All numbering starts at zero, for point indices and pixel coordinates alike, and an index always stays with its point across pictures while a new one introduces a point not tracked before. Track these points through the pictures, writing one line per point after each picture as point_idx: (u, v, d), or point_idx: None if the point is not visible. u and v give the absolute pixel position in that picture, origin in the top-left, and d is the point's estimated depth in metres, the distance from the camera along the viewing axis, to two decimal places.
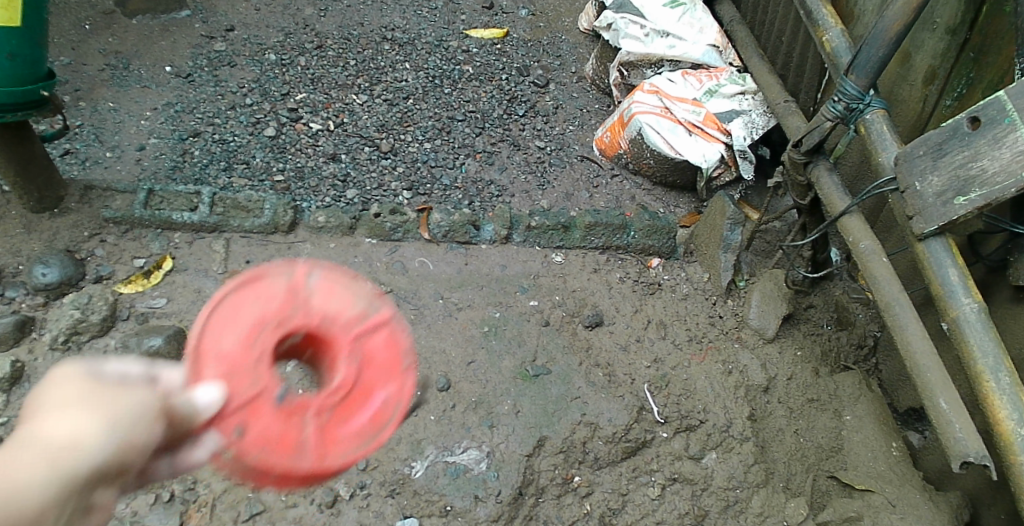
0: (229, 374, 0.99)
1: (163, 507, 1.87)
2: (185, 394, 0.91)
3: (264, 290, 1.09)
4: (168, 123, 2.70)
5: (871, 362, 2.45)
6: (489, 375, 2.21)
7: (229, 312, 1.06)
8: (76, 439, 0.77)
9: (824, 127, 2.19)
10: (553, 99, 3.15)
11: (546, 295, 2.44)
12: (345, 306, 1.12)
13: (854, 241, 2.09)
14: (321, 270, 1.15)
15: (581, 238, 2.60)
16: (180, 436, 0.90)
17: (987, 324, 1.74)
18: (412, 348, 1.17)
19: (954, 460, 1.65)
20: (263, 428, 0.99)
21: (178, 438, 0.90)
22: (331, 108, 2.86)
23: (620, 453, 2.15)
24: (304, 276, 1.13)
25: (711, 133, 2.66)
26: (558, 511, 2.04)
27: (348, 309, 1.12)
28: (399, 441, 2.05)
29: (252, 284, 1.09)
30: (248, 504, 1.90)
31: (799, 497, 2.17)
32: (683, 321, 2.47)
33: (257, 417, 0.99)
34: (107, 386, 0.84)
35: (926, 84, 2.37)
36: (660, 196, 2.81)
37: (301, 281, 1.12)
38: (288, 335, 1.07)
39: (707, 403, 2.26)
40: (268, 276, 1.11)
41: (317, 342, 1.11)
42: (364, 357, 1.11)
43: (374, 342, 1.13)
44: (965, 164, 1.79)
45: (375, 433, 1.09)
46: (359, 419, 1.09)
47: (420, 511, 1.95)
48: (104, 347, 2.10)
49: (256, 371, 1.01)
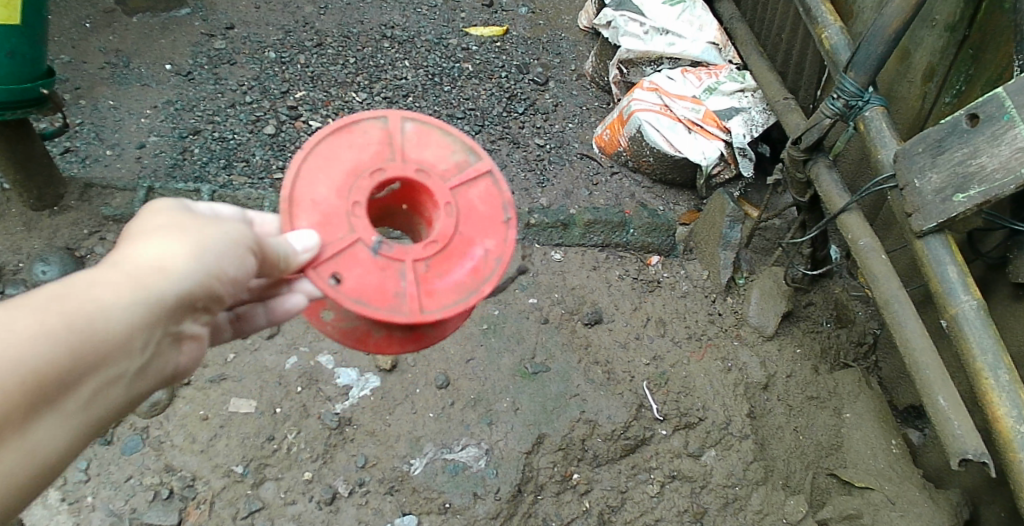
0: (331, 220, 1.19)
1: (162, 504, 1.88)
2: (284, 236, 1.14)
3: (361, 140, 1.25)
4: (168, 121, 2.70)
5: (871, 359, 2.45)
6: (488, 373, 2.21)
7: (328, 157, 1.22)
8: (161, 263, 0.93)
9: (824, 124, 2.19)
10: (552, 97, 3.14)
11: (545, 293, 2.44)
12: (438, 158, 1.28)
13: (854, 239, 2.09)
14: (415, 120, 1.29)
15: (580, 236, 2.59)
16: (276, 270, 1.13)
17: (986, 321, 1.74)
18: (510, 200, 1.31)
19: (953, 457, 1.65)
20: (360, 276, 1.18)
21: (275, 272, 1.14)
22: (330, 106, 2.86)
23: (619, 451, 2.15)
24: (398, 127, 1.27)
25: (710, 131, 2.66)
26: (557, 508, 2.04)
27: (444, 161, 1.28)
28: (398, 439, 2.05)
29: (349, 132, 1.25)
30: (247, 501, 1.91)
31: (798, 494, 2.17)
32: (682, 318, 2.47)
33: (359, 257, 1.19)
34: (194, 221, 1.03)
35: (926, 82, 2.37)
36: (660, 194, 2.81)
37: (396, 131, 1.27)
38: (385, 184, 1.24)
39: (706, 400, 2.26)
40: (365, 127, 1.26)
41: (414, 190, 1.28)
42: (459, 209, 1.26)
43: (471, 193, 1.28)
44: (964, 161, 1.78)
45: (472, 283, 1.24)
46: (458, 271, 1.24)
47: (418, 508, 1.96)
48: None
49: (351, 221, 1.19)
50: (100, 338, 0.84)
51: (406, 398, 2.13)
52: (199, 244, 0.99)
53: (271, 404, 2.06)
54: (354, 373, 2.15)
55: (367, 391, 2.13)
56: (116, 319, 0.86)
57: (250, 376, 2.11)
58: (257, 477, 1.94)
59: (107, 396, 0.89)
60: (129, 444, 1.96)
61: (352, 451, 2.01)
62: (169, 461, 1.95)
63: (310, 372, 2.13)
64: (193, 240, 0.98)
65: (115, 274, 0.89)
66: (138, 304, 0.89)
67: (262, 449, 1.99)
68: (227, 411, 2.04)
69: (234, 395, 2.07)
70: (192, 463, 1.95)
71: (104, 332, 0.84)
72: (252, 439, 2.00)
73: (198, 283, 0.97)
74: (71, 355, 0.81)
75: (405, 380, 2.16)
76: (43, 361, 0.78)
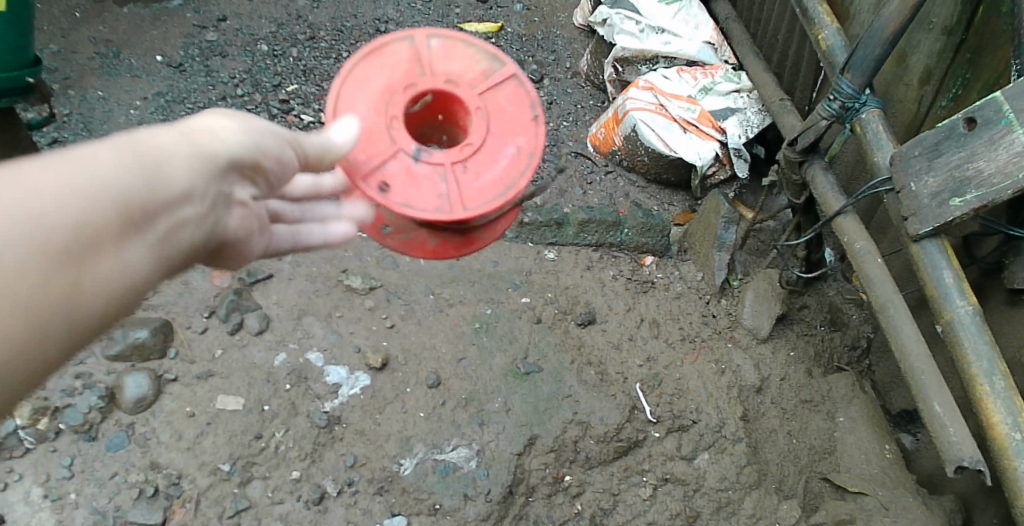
0: (369, 133, 1.14)
1: (147, 502, 1.84)
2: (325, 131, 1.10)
3: (391, 56, 1.21)
4: (158, 113, 2.66)
5: (864, 363, 2.44)
6: (480, 373, 2.18)
7: (361, 78, 1.18)
8: (215, 131, 0.89)
9: (820, 126, 2.17)
10: (547, 94, 3.12)
11: (538, 292, 2.42)
12: (467, 68, 1.23)
13: (850, 242, 2.07)
14: (439, 35, 1.25)
15: (574, 235, 2.57)
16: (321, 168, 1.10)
17: (982, 326, 1.72)
18: (538, 101, 1.25)
19: (948, 464, 1.64)
20: (407, 183, 1.14)
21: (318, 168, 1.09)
22: (323, 100, 2.83)
23: (612, 453, 2.12)
24: (425, 42, 1.23)
25: (706, 131, 2.65)
26: (549, 510, 2.03)
27: (470, 70, 1.23)
28: (387, 439, 2.02)
29: (377, 54, 1.21)
30: (233, 500, 1.88)
31: (792, 499, 2.15)
32: (676, 319, 2.45)
33: (402, 168, 1.14)
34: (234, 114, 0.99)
35: (922, 86, 2.35)
36: (655, 194, 2.79)
37: (423, 45, 1.23)
38: (417, 97, 1.20)
39: (699, 402, 2.24)
40: (392, 45, 1.22)
41: (445, 102, 1.23)
42: (490, 112, 1.22)
43: (499, 97, 1.23)
44: (961, 164, 1.77)
45: (510, 182, 1.18)
46: (495, 171, 1.19)
47: (408, 509, 1.93)
48: None
49: (391, 134, 1.15)
50: (170, 182, 0.80)
51: (396, 397, 2.10)
52: (234, 118, 0.93)
53: (259, 401, 2.03)
54: (344, 371, 2.12)
55: (357, 389, 2.10)
56: (179, 167, 0.81)
57: (238, 373, 2.07)
58: (244, 476, 1.91)
59: (175, 255, 0.83)
60: (115, 441, 1.92)
61: (341, 450, 1.99)
62: (155, 458, 1.91)
63: (299, 370, 2.10)
64: (238, 119, 0.94)
65: (154, 135, 0.82)
66: (196, 156, 0.84)
67: (249, 447, 1.95)
68: (214, 408, 2.00)
69: (221, 393, 2.03)
70: (178, 461, 1.91)
71: (173, 177, 0.80)
72: (239, 436, 1.97)
73: (254, 153, 0.93)
74: (146, 191, 0.76)
75: (395, 379, 2.13)
76: (114, 196, 0.72)
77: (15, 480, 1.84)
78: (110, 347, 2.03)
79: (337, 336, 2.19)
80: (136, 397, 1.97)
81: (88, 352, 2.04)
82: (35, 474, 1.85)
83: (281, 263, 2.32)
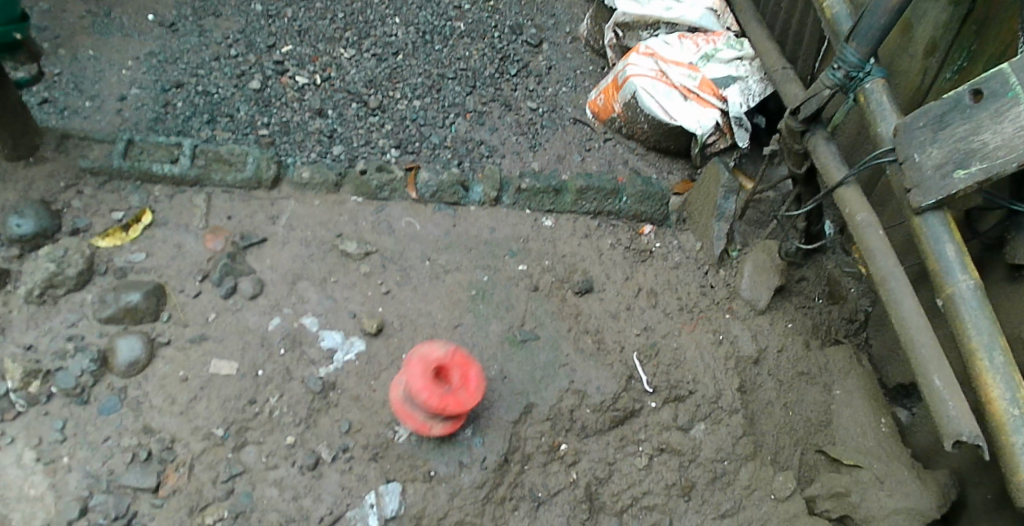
0: None
1: (140, 465, 1.83)
2: None
3: None
4: (150, 73, 2.61)
5: (861, 336, 2.41)
6: (476, 339, 2.16)
7: None
8: None
9: (823, 94, 2.14)
10: (546, 59, 3.06)
11: (535, 260, 2.39)
12: None
13: (851, 214, 2.04)
14: None
15: (572, 203, 2.54)
16: None
17: (983, 301, 1.70)
18: None
19: (947, 439, 1.61)
20: None
21: None
22: (318, 61, 2.78)
23: (608, 422, 2.11)
24: None
25: (706, 99, 2.61)
26: (544, 478, 2.02)
27: None
28: (382, 405, 2.00)
29: None
30: (227, 465, 1.86)
31: (787, 470, 2.17)
32: (674, 290, 2.43)
33: None
34: None
35: (927, 56, 2.31)
36: (655, 161, 2.76)
37: None
38: None
39: (696, 373, 2.22)
40: None
41: None
42: None
43: None
44: (967, 137, 1.74)
45: None
46: None
47: (403, 476, 1.92)
48: (81, 301, 2.05)
49: None
50: None
51: (392, 363, 2.08)
52: None
53: (253, 366, 2.01)
54: (339, 336, 2.10)
55: (352, 355, 2.08)
56: None
57: (231, 337, 2.05)
58: (238, 440, 1.90)
59: None
60: (107, 405, 1.90)
61: (336, 416, 1.97)
62: (148, 422, 1.89)
63: (293, 334, 2.08)
64: None
65: None
66: None
67: (244, 412, 1.94)
68: (208, 372, 1.98)
69: (214, 357, 2.01)
70: (172, 425, 1.90)
71: None
72: (232, 401, 1.95)
73: None
74: None
75: (391, 345, 2.11)
76: None
77: (6, 443, 1.82)
78: (102, 310, 2.01)
79: (332, 302, 2.17)
80: (128, 360, 1.94)
81: (80, 315, 2.02)
82: (27, 438, 1.84)
83: (275, 226, 2.29)
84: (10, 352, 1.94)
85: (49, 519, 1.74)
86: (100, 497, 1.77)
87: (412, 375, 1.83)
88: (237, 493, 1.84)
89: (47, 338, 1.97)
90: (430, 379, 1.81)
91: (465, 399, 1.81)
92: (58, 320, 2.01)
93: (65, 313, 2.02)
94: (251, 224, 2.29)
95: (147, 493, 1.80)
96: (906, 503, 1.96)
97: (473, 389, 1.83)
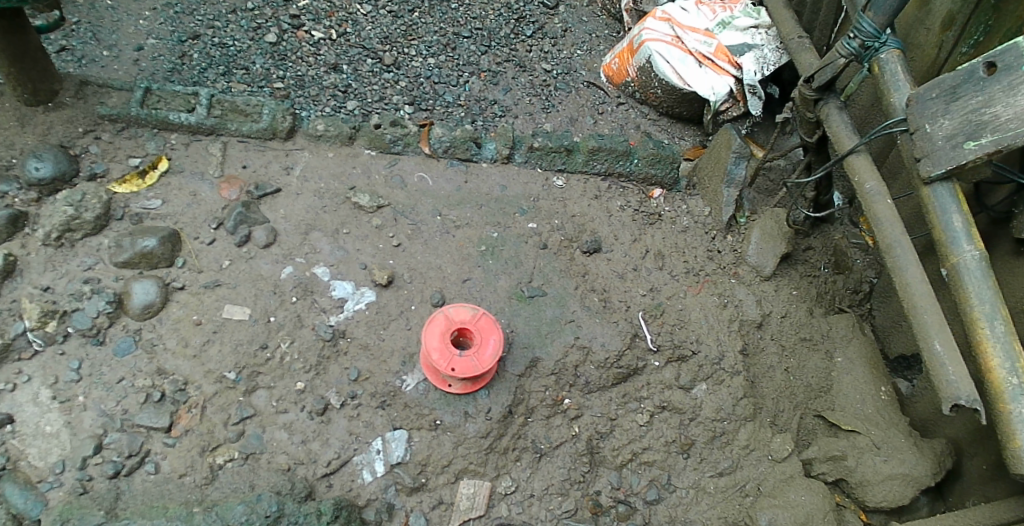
0: None
1: (153, 406, 1.87)
2: None
3: None
4: (167, 24, 2.65)
5: (865, 307, 2.42)
6: (485, 293, 2.20)
7: None
8: None
9: (838, 63, 2.09)
10: (562, 22, 3.07)
11: (545, 218, 2.43)
12: None
13: (860, 182, 2.00)
14: None
15: (583, 163, 2.56)
16: None
17: (987, 272, 1.69)
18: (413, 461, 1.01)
19: (945, 402, 1.61)
20: None
21: None
22: (334, 17, 2.79)
23: (611, 379, 2.15)
24: None
25: (721, 66, 2.63)
26: (547, 431, 2.07)
27: None
28: (391, 354, 2.05)
29: None
30: (238, 407, 1.91)
31: (785, 433, 2.19)
32: (682, 253, 2.45)
33: None
34: None
35: (944, 30, 2.24)
36: (666, 127, 2.78)
37: None
38: None
39: (700, 333, 2.25)
40: None
41: None
42: None
43: None
44: (978, 109, 1.71)
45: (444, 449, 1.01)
46: None
47: (410, 423, 1.98)
48: (98, 246, 2.09)
49: None
50: None
51: (401, 313, 2.12)
52: None
53: (266, 313, 2.05)
54: (350, 287, 2.14)
55: (362, 305, 2.12)
56: None
57: (245, 284, 2.09)
58: (249, 384, 1.95)
59: None
60: (122, 346, 1.95)
61: (345, 364, 2.02)
62: (161, 364, 1.94)
63: (305, 283, 2.12)
64: None
65: None
66: None
67: (255, 357, 1.98)
68: (221, 317, 2.03)
69: (228, 302, 2.05)
70: (185, 368, 1.94)
71: None
72: (244, 345, 1.99)
73: None
74: None
75: (401, 297, 2.15)
76: None
77: (23, 381, 1.87)
78: (118, 255, 2.05)
79: (343, 253, 2.20)
80: (143, 303, 1.98)
81: (97, 259, 2.06)
82: (43, 376, 1.88)
83: (288, 177, 2.33)
84: (28, 293, 1.98)
85: (65, 454, 1.79)
86: (113, 436, 1.82)
87: (432, 331, 1.92)
88: (247, 435, 1.89)
89: (63, 280, 2.02)
90: (447, 340, 1.91)
91: (475, 365, 1.89)
92: (74, 263, 2.05)
93: (82, 257, 2.06)
94: (265, 174, 2.33)
95: (160, 433, 1.85)
96: (902, 469, 2.02)
97: (484, 356, 1.90)
